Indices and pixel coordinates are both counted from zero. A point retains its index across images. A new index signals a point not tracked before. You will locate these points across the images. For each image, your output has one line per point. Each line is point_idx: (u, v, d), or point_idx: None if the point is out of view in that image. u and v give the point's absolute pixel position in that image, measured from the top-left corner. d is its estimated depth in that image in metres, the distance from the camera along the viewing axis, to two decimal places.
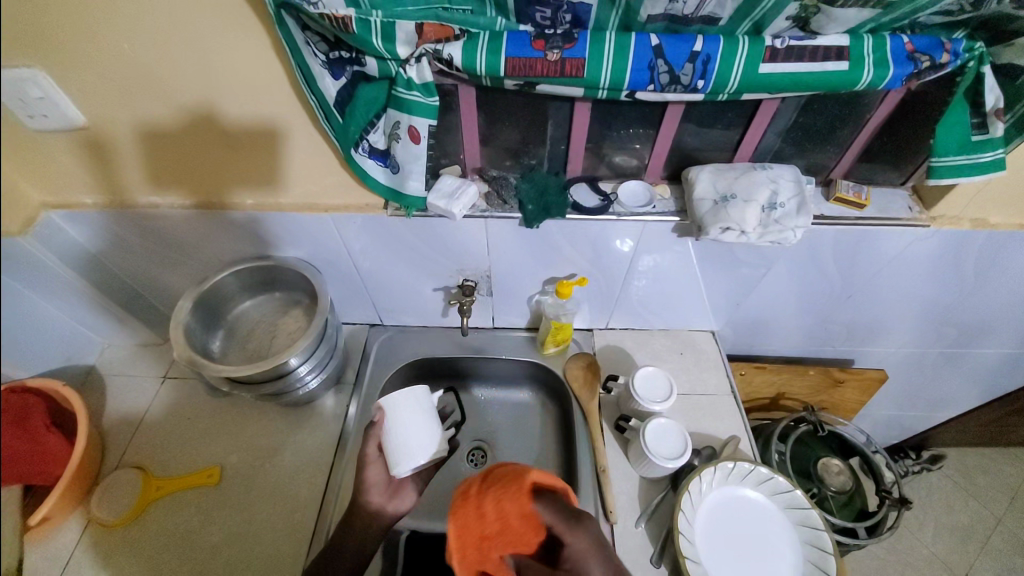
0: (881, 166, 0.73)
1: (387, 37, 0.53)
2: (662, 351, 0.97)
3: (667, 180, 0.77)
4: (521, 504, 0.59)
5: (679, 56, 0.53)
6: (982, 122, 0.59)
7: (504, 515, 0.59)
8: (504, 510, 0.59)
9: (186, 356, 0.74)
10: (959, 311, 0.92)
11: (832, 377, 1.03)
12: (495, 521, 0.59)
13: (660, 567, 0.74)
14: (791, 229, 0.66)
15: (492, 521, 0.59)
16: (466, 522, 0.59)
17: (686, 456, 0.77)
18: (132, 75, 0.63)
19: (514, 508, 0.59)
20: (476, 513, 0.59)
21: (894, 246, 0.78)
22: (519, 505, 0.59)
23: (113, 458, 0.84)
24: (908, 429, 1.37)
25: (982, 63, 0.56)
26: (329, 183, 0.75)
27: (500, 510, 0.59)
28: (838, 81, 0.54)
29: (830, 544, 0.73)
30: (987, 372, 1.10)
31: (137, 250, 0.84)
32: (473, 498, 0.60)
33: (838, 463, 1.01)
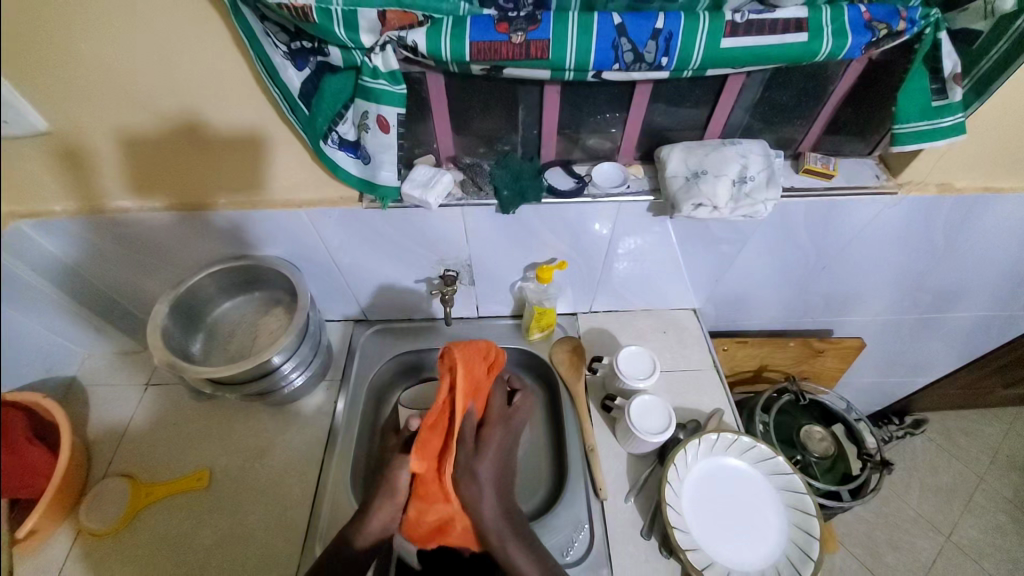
0: (847, 137, 0.75)
1: (349, 25, 0.52)
2: (646, 330, 0.98)
3: (640, 161, 0.77)
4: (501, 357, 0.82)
5: (641, 34, 0.54)
6: (942, 87, 0.61)
7: (490, 358, 0.79)
8: (493, 356, 0.80)
9: (165, 360, 0.73)
10: (932, 275, 0.94)
11: (812, 347, 1.05)
12: (480, 360, 0.77)
13: (650, 540, 0.75)
14: (762, 202, 0.67)
15: (483, 361, 0.78)
16: (470, 354, 0.75)
17: (669, 431, 0.79)
18: (92, 78, 0.61)
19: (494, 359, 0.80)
20: (474, 352, 0.76)
21: (865, 215, 0.79)
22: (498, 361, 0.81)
23: (99, 469, 0.84)
24: (889, 395, 1.40)
25: (939, 30, 0.57)
26: (303, 178, 0.74)
27: (490, 351, 0.80)
28: (802, 52, 0.55)
29: (812, 506, 0.75)
30: (961, 335, 1.14)
31: (112, 257, 0.83)
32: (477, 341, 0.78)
33: (821, 429, 1.04)
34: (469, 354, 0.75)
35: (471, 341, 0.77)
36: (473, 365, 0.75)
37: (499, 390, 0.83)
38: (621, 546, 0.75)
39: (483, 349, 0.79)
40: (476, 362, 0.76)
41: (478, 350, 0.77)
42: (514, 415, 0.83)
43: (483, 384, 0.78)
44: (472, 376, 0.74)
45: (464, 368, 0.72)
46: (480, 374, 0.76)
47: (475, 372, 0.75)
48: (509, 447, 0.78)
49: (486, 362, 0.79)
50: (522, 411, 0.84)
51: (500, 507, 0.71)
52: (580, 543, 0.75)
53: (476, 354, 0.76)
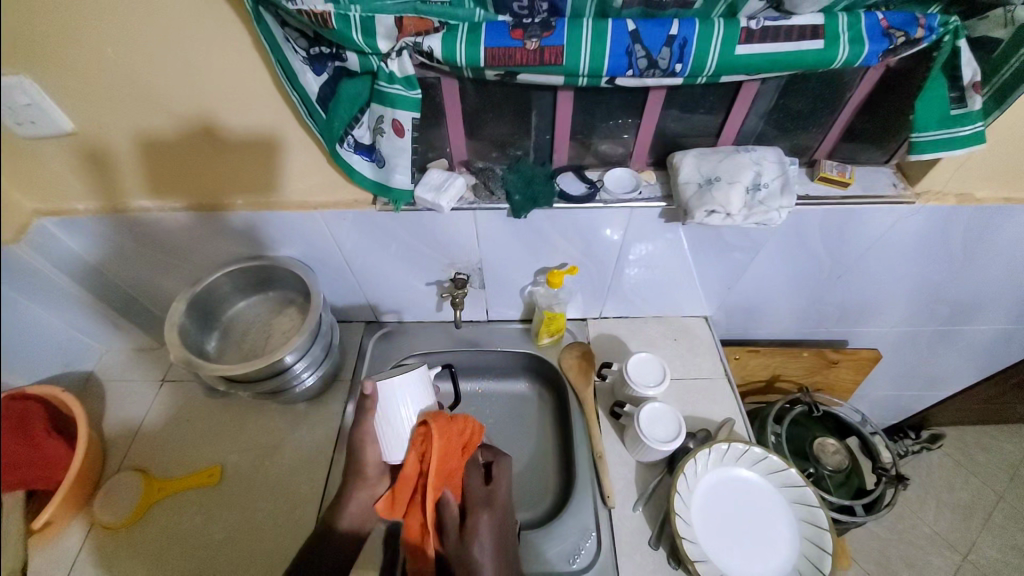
0: (864, 145, 0.74)
1: (367, 31, 0.53)
2: (656, 337, 0.98)
3: (653, 167, 0.77)
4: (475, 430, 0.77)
5: (656, 41, 0.54)
6: (960, 96, 0.59)
7: (466, 440, 0.75)
8: (467, 433, 0.76)
9: (182, 357, 0.75)
10: (950, 287, 0.92)
11: (826, 358, 1.03)
12: (452, 441, 0.73)
13: (658, 549, 0.75)
14: (776, 209, 0.66)
15: (459, 443, 0.74)
16: (447, 436, 0.72)
17: (679, 439, 0.78)
18: (117, 80, 0.63)
19: (468, 432, 0.76)
20: (452, 434, 0.73)
21: (881, 224, 0.78)
22: (472, 436, 0.76)
23: (114, 463, 0.85)
24: (905, 409, 1.38)
25: (957, 37, 0.56)
26: (318, 180, 0.75)
27: (461, 428, 0.75)
28: (815, 60, 0.55)
29: (825, 520, 0.73)
30: (980, 348, 1.11)
31: (131, 255, 0.85)
32: (448, 420, 0.74)
33: (835, 442, 1.02)
34: (442, 437, 0.71)
35: (448, 418, 0.74)
36: (444, 452, 0.71)
37: (476, 467, 0.77)
38: (627, 554, 0.74)
39: (456, 427, 0.74)
40: (447, 447, 0.72)
41: (449, 432, 0.73)
42: (496, 491, 0.74)
43: (459, 466, 0.75)
44: (445, 460, 0.71)
45: (439, 454, 0.70)
46: (451, 457, 0.73)
47: (448, 456, 0.72)
48: (502, 529, 0.71)
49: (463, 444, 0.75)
50: (505, 484, 0.76)
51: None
52: (587, 551, 0.74)
53: (452, 434, 0.73)
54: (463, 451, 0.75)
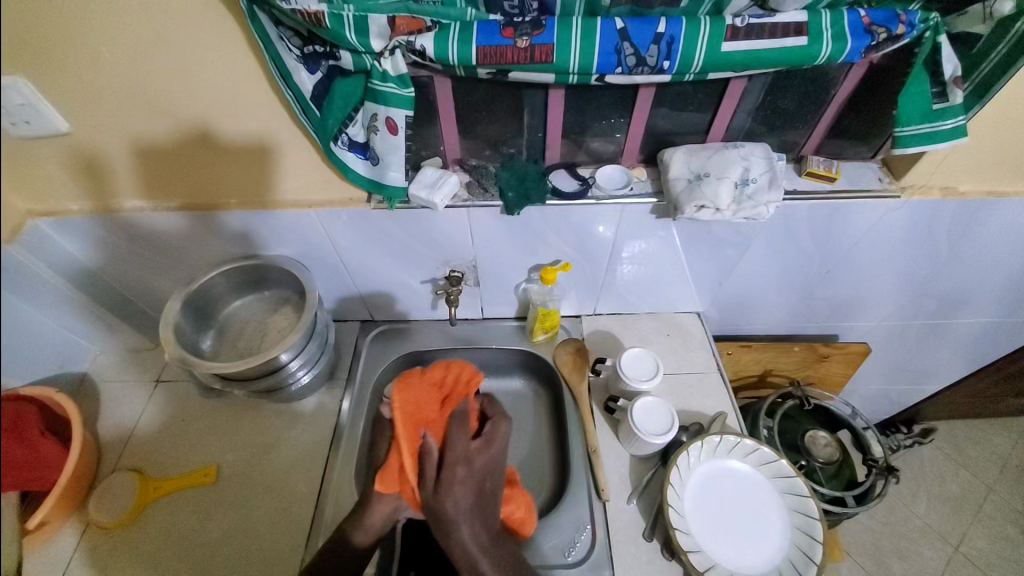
0: (850, 141, 0.75)
1: (360, 30, 0.54)
2: (650, 333, 0.99)
3: (643, 164, 0.78)
4: (456, 387, 0.71)
5: (644, 39, 0.55)
6: (942, 91, 0.61)
7: (445, 391, 0.71)
8: (447, 382, 0.72)
9: (177, 355, 0.75)
10: (938, 280, 0.94)
11: (817, 352, 1.05)
12: (426, 391, 0.70)
13: (651, 542, 0.75)
14: (763, 204, 0.67)
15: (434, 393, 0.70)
16: (412, 385, 0.69)
17: (673, 431, 0.79)
18: (110, 80, 0.63)
19: (447, 385, 0.72)
20: (423, 382, 0.71)
21: (868, 219, 0.80)
22: (454, 386, 0.71)
23: (110, 463, 0.85)
24: (897, 403, 1.39)
25: (938, 33, 0.58)
26: (312, 179, 0.76)
27: (437, 377, 0.72)
28: (800, 56, 0.56)
29: (815, 509, 0.75)
30: (968, 341, 1.13)
31: (126, 255, 0.85)
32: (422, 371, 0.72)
33: (826, 435, 1.03)
34: (410, 387, 0.70)
35: (416, 371, 0.72)
36: (414, 400, 0.68)
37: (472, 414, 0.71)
38: (622, 547, 0.75)
39: (428, 379, 0.71)
40: (419, 395, 0.69)
41: (420, 383, 0.71)
42: (485, 448, 0.68)
43: (442, 417, 0.69)
44: (415, 407, 0.68)
45: (407, 400, 0.68)
46: (428, 404, 0.69)
47: (420, 404, 0.68)
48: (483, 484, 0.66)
49: (442, 394, 0.71)
50: (496, 440, 0.69)
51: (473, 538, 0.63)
52: (582, 544, 0.75)
53: (419, 385, 0.70)
54: (445, 402, 0.70)
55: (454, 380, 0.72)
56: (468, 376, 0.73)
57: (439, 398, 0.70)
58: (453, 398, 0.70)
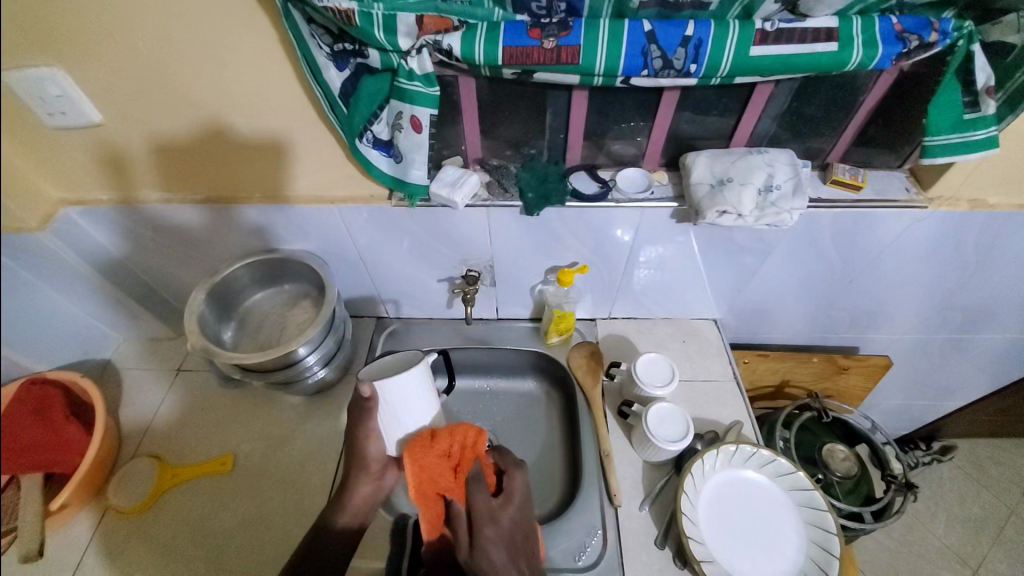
0: (877, 149, 0.74)
1: (389, 29, 0.54)
2: (665, 338, 0.98)
3: (665, 168, 0.78)
4: (467, 446, 0.74)
5: (671, 41, 0.55)
6: (974, 101, 0.60)
7: (456, 457, 0.73)
8: (458, 447, 0.74)
9: (200, 345, 0.76)
10: (964, 295, 0.92)
11: (836, 364, 1.03)
12: (439, 460, 0.72)
13: (663, 549, 0.75)
14: (788, 211, 0.66)
15: (444, 461, 0.72)
16: (423, 463, 0.71)
17: (688, 438, 0.78)
18: (144, 74, 0.65)
19: (458, 447, 0.73)
20: (433, 452, 0.72)
21: (894, 229, 0.78)
22: (465, 448, 0.74)
23: (130, 449, 0.87)
24: (917, 419, 1.36)
25: (971, 42, 0.57)
26: (335, 175, 0.77)
27: (449, 442, 0.73)
28: (830, 61, 0.55)
29: (832, 524, 0.73)
30: (993, 358, 1.10)
31: (151, 245, 0.87)
32: (432, 436, 0.74)
33: (844, 449, 1.01)
34: (418, 460, 0.71)
35: (425, 440, 0.73)
36: (427, 471, 0.71)
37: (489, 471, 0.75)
38: (633, 554, 0.74)
39: (439, 443, 0.73)
40: (430, 467, 0.72)
41: (430, 453, 0.72)
42: (506, 505, 0.70)
43: (457, 482, 0.72)
44: (428, 480, 0.71)
45: (418, 475, 0.71)
46: (440, 474, 0.72)
47: (433, 476, 0.71)
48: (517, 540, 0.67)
49: (453, 461, 0.73)
50: (517, 494, 0.72)
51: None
52: (592, 549, 0.74)
53: (427, 459, 0.72)
54: (458, 468, 0.73)
55: (462, 441, 0.74)
56: (474, 438, 0.75)
57: (450, 463, 0.72)
58: (465, 459, 0.73)
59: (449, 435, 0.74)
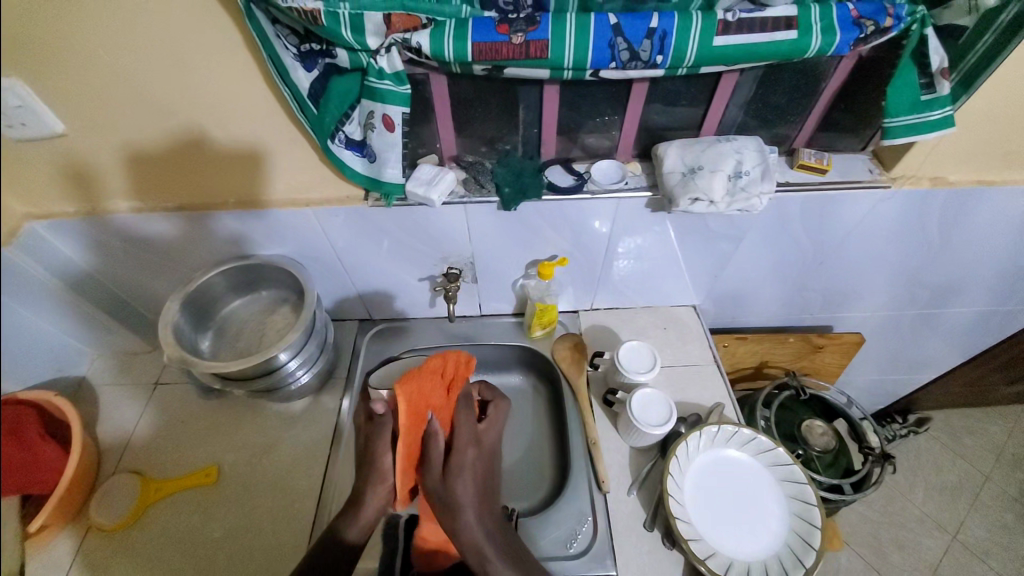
0: (840, 133, 0.76)
1: (355, 28, 0.54)
2: (647, 326, 0.99)
3: (638, 158, 0.79)
4: (458, 371, 0.81)
5: (637, 33, 0.56)
6: (930, 82, 0.62)
7: (448, 378, 0.79)
8: (450, 372, 0.80)
9: (178, 355, 0.75)
10: (930, 270, 0.95)
11: (812, 343, 1.06)
12: (433, 383, 0.77)
13: (652, 531, 0.76)
14: (757, 196, 0.68)
15: (438, 382, 0.78)
16: (422, 380, 0.76)
17: (671, 422, 0.80)
18: (106, 82, 0.63)
19: (450, 373, 0.80)
20: (429, 375, 0.77)
21: (860, 209, 0.81)
22: (457, 375, 0.80)
23: (110, 465, 0.85)
24: (892, 393, 1.41)
25: (925, 25, 0.59)
26: (309, 178, 0.76)
27: (443, 367, 0.79)
28: (790, 49, 0.57)
29: (813, 496, 0.76)
30: (960, 330, 1.14)
31: (122, 257, 0.85)
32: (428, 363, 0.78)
33: (822, 424, 1.04)
34: (416, 379, 0.75)
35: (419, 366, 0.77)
36: (421, 392, 0.75)
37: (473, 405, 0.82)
38: (624, 538, 0.76)
39: (434, 368, 0.78)
40: (425, 387, 0.76)
41: (427, 374, 0.77)
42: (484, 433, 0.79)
43: (447, 402, 0.78)
44: (421, 400, 0.75)
45: (414, 393, 0.74)
46: (434, 392, 0.77)
47: (426, 396, 0.75)
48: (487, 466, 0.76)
49: (446, 382, 0.79)
50: (492, 425, 0.81)
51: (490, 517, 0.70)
52: (584, 536, 0.75)
53: (424, 379, 0.76)
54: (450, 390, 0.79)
55: (456, 369, 0.81)
56: (465, 367, 0.82)
57: (442, 387, 0.78)
58: (456, 384, 0.80)
59: (446, 360, 0.80)
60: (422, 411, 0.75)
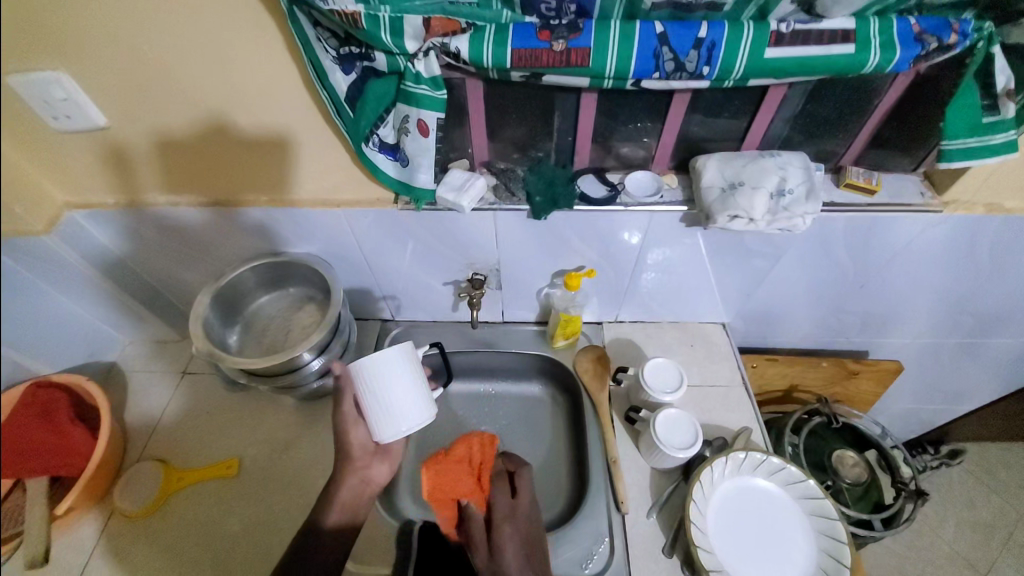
0: (891, 152, 0.72)
1: (395, 32, 0.54)
2: (673, 342, 0.97)
3: (674, 170, 0.76)
4: (483, 454, 0.86)
5: (684, 43, 0.54)
6: (993, 104, 0.58)
7: (472, 463, 0.85)
8: (474, 456, 0.86)
9: (206, 348, 0.76)
10: (978, 299, 0.90)
11: (846, 368, 1.02)
12: (459, 469, 0.84)
13: (672, 558, 0.73)
14: (800, 216, 0.65)
15: (463, 469, 0.84)
16: (445, 468, 0.84)
17: (696, 446, 0.77)
18: (150, 77, 0.64)
19: (473, 458, 0.85)
20: (452, 462, 0.85)
21: (906, 233, 0.77)
22: (480, 457, 0.85)
23: (135, 452, 0.86)
24: (926, 422, 1.35)
25: (991, 44, 0.55)
26: (341, 179, 0.76)
27: (465, 452, 0.87)
28: (846, 64, 0.54)
29: (844, 533, 0.72)
30: (1006, 362, 1.08)
31: (156, 248, 0.86)
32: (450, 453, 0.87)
33: (853, 455, 1.00)
34: (439, 468, 0.85)
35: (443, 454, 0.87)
36: (448, 478, 0.83)
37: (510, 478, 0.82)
38: (641, 562, 0.73)
39: (457, 455, 0.87)
40: (449, 472, 0.84)
41: (450, 463, 0.85)
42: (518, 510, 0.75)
43: (473, 485, 0.82)
44: (448, 485, 0.82)
45: (438, 480, 0.83)
46: (460, 479, 0.83)
47: (450, 482, 0.83)
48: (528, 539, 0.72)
49: (471, 467, 0.84)
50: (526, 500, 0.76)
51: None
52: (600, 557, 0.73)
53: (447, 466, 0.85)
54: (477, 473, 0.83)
55: (480, 452, 0.86)
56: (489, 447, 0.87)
57: (468, 471, 0.84)
58: (481, 464, 0.84)
59: (467, 445, 0.88)
60: (451, 497, 0.81)
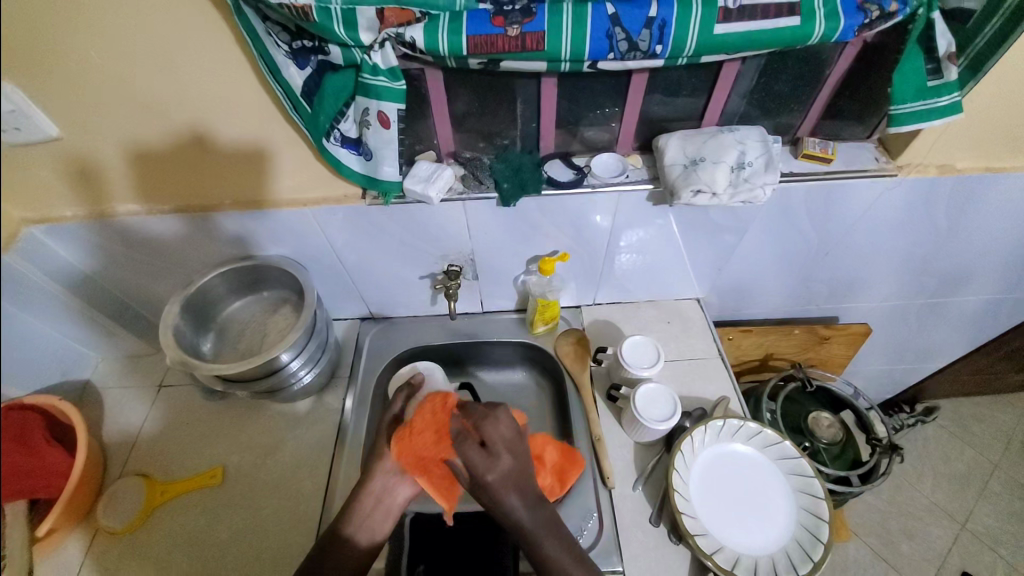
0: (846, 121, 0.75)
1: (348, 24, 0.53)
2: (651, 320, 0.99)
3: (638, 151, 0.78)
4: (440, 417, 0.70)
5: (635, 23, 0.55)
6: (937, 67, 0.61)
7: (435, 426, 0.70)
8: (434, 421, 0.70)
9: (179, 357, 0.75)
10: (938, 259, 0.94)
11: (818, 334, 1.05)
12: (426, 436, 0.70)
13: (659, 526, 0.76)
14: (761, 187, 0.67)
15: (428, 435, 0.69)
16: (408, 440, 0.70)
17: (675, 417, 0.79)
18: (98, 83, 0.62)
19: (431, 422, 0.70)
20: (414, 434, 0.70)
21: (866, 199, 0.80)
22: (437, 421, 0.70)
23: (115, 468, 0.85)
24: (899, 382, 1.40)
25: (931, 9, 0.57)
26: (308, 177, 0.75)
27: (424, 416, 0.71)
28: (792, 36, 0.56)
29: (820, 490, 0.75)
30: (969, 318, 1.13)
31: (123, 260, 0.85)
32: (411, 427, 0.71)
33: (829, 416, 1.04)
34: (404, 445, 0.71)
35: (403, 433, 0.71)
36: (414, 447, 0.70)
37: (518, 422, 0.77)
38: (630, 533, 0.76)
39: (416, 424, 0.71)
40: (412, 442, 0.70)
41: (415, 432, 0.70)
42: (496, 456, 0.64)
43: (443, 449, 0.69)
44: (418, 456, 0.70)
45: (408, 452, 0.70)
46: (426, 446, 0.69)
47: (418, 449, 0.70)
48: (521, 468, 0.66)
49: (437, 432, 0.69)
50: (501, 441, 0.65)
51: (519, 504, 0.64)
52: (590, 532, 0.75)
53: (410, 441, 0.70)
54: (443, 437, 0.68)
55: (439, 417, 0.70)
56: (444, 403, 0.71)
57: (434, 439, 0.69)
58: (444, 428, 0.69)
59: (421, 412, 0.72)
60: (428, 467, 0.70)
